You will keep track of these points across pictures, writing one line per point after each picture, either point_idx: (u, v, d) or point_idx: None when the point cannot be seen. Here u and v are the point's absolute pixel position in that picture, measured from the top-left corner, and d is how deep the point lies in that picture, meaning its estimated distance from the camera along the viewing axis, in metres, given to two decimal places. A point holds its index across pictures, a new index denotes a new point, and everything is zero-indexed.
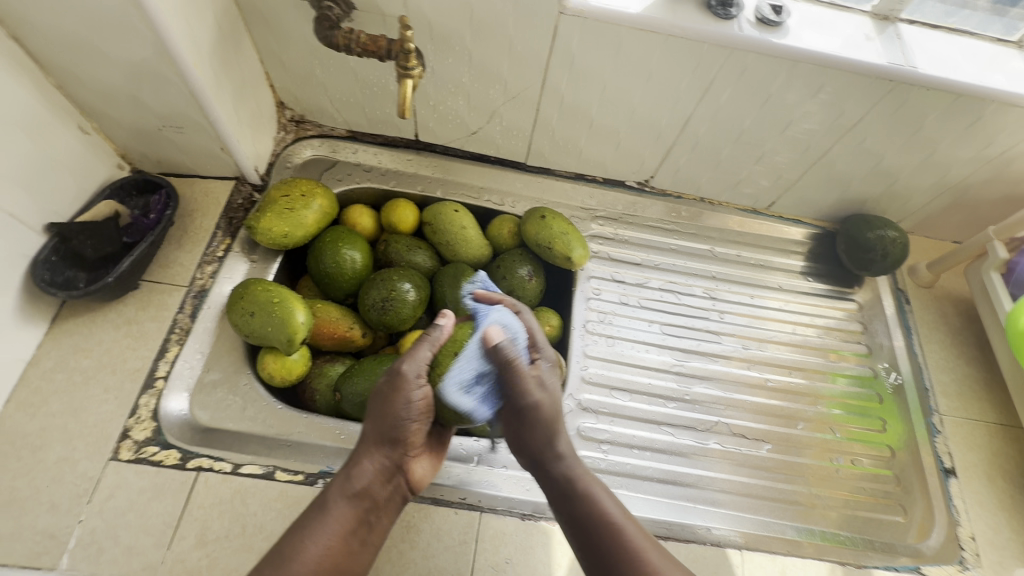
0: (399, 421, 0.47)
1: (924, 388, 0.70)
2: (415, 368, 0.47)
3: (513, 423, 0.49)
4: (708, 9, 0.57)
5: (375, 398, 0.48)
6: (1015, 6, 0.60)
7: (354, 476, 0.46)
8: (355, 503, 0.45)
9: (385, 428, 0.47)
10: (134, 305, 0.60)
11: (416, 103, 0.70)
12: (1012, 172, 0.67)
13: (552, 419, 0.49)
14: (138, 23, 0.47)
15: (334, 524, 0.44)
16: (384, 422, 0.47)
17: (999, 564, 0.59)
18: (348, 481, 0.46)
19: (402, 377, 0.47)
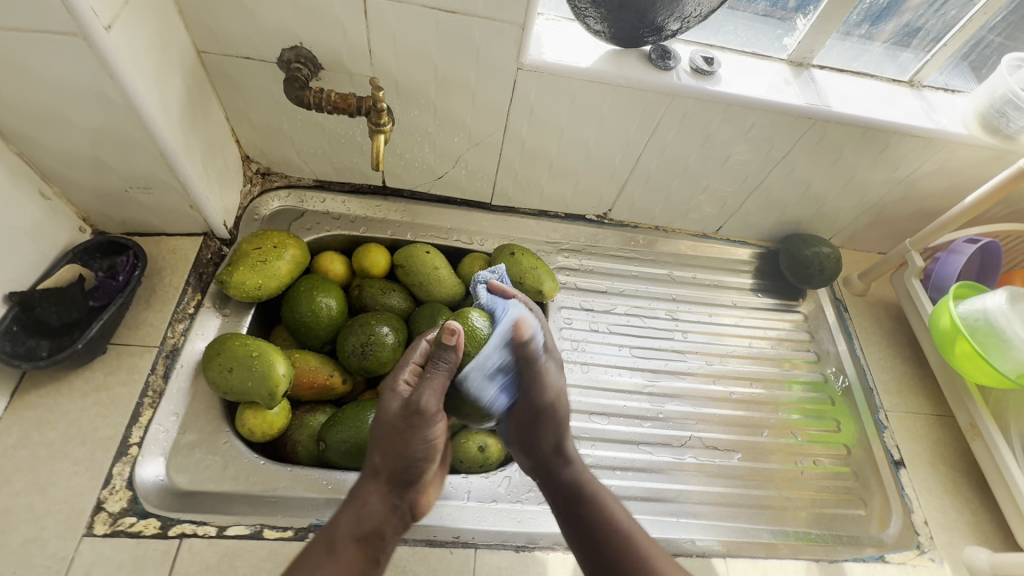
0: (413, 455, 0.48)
1: (869, 387, 0.77)
2: (431, 401, 0.46)
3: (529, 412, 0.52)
4: (649, 61, 0.64)
5: (393, 428, 0.48)
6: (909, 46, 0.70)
7: (364, 513, 0.47)
8: (371, 539, 0.46)
9: (398, 466, 0.49)
10: (102, 370, 0.58)
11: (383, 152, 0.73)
12: (919, 191, 0.76)
13: (560, 411, 0.53)
14: (110, 93, 0.48)
15: (342, 564, 0.44)
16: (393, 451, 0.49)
17: (950, 544, 0.65)
18: (367, 512, 0.47)
19: (423, 411, 0.47)
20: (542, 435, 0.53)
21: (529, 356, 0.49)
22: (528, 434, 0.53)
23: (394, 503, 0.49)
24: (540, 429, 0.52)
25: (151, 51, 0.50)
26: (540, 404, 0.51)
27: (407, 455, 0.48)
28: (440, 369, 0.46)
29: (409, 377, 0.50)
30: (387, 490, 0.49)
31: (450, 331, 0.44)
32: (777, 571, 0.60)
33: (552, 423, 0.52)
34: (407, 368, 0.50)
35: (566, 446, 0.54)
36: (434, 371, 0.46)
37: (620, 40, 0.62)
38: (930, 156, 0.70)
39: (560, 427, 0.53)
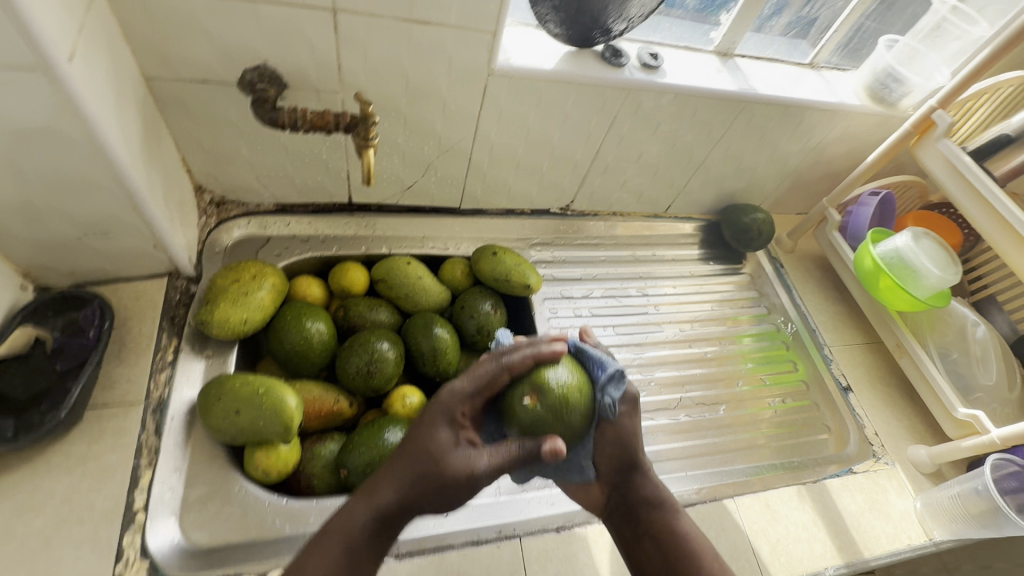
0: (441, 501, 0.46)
1: (812, 328, 0.89)
2: (486, 478, 0.46)
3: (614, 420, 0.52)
4: (603, 60, 0.69)
5: (438, 479, 0.45)
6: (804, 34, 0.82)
7: (367, 543, 0.45)
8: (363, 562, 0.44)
9: (425, 496, 0.46)
10: (83, 439, 0.53)
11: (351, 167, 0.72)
12: (826, 157, 0.89)
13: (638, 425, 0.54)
14: (71, 130, 0.44)
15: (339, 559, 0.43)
16: (434, 488, 0.46)
17: (897, 447, 0.77)
18: (362, 540, 0.44)
19: (478, 484, 0.46)
20: (632, 442, 0.53)
21: (611, 358, 0.54)
22: (619, 442, 0.53)
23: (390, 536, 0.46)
24: (626, 435, 0.53)
25: (108, 82, 0.46)
26: (630, 407, 0.53)
27: (433, 502, 0.46)
28: (515, 463, 0.45)
29: (462, 417, 0.48)
30: (383, 523, 0.45)
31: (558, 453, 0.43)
32: (776, 500, 0.68)
33: (636, 433, 0.53)
34: (464, 403, 0.48)
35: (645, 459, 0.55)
36: (508, 453, 0.45)
37: (575, 42, 0.66)
38: (834, 126, 0.83)
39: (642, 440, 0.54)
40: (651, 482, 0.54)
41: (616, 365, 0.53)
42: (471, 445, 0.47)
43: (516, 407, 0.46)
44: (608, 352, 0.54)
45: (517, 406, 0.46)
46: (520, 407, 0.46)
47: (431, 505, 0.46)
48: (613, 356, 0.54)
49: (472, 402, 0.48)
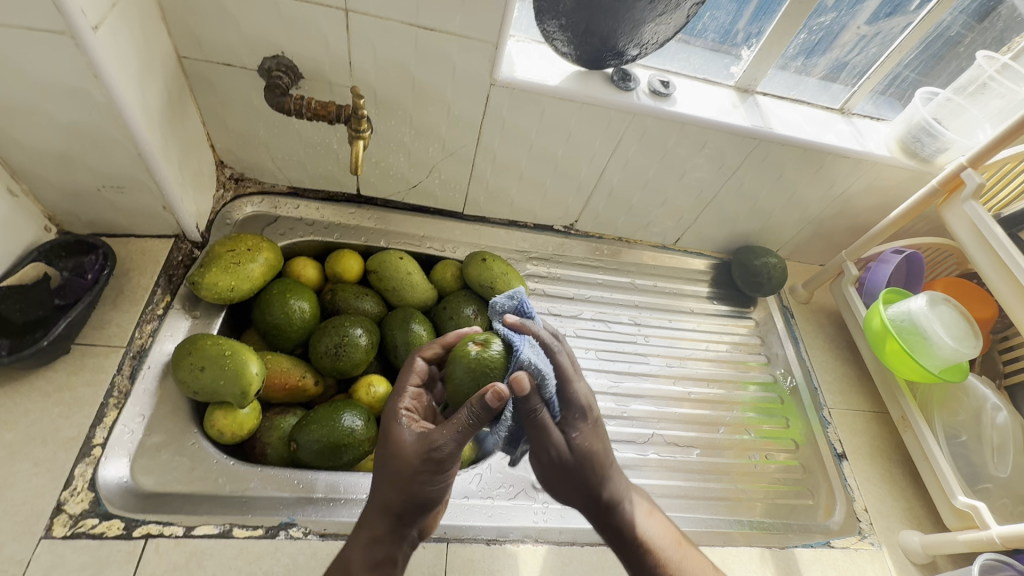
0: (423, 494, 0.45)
1: (814, 387, 0.83)
2: (449, 444, 0.44)
3: (566, 411, 0.52)
4: (611, 82, 0.69)
5: (404, 469, 0.45)
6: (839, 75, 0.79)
7: (377, 543, 0.46)
8: (382, 566, 0.46)
9: (408, 502, 0.45)
10: (65, 370, 0.58)
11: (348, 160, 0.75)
12: (852, 208, 0.85)
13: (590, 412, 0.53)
14: (92, 91, 0.50)
15: None
16: (411, 491, 0.45)
17: (887, 529, 0.70)
18: (370, 547, 0.46)
19: (443, 456, 0.44)
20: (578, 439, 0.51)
21: (556, 355, 0.52)
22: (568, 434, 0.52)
23: (403, 537, 0.47)
24: (575, 428, 0.52)
25: (134, 54, 0.52)
26: (570, 404, 0.51)
27: (416, 498, 0.45)
28: (471, 422, 0.44)
29: (408, 409, 0.49)
30: (389, 529, 0.46)
31: (499, 395, 0.42)
32: (733, 558, 0.63)
33: (585, 423, 0.52)
34: (407, 395, 0.50)
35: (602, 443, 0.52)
36: (459, 417, 0.44)
37: (584, 63, 0.67)
38: (860, 176, 0.78)
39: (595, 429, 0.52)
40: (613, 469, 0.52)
41: (559, 360, 0.52)
42: (417, 428, 0.47)
43: (451, 379, 0.49)
44: (554, 347, 0.53)
45: (455, 372, 0.49)
46: (454, 374, 0.49)
47: (417, 501, 0.46)
48: (560, 353, 0.53)
49: (412, 393, 0.51)
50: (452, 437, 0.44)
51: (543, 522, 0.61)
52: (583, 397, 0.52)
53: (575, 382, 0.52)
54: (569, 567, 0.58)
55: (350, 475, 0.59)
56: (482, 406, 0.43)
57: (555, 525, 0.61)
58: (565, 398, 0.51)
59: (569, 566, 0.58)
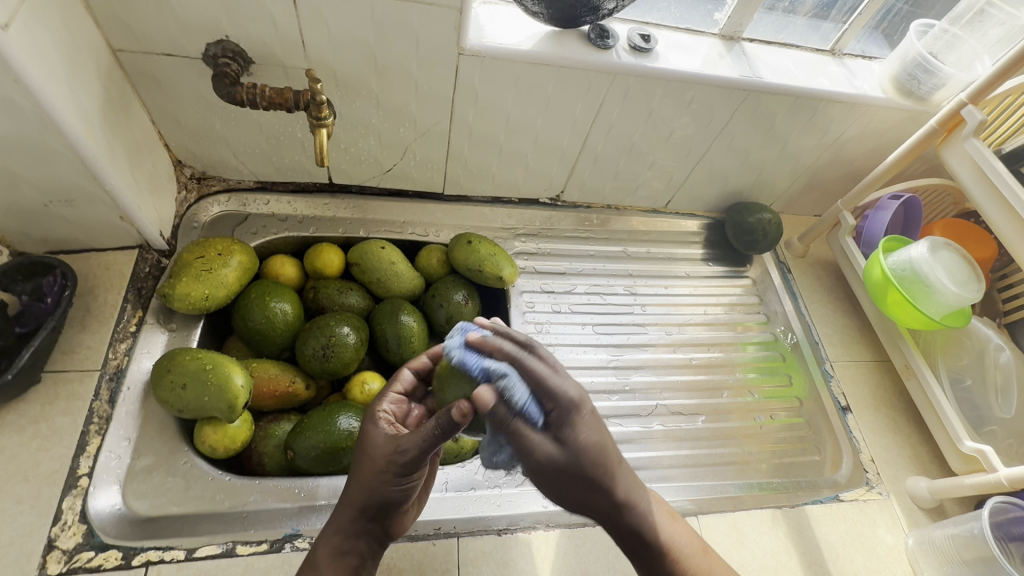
0: (381, 497, 0.44)
1: (815, 341, 0.82)
2: (415, 450, 0.42)
3: (549, 480, 0.39)
4: (588, 41, 0.64)
5: (368, 467, 0.44)
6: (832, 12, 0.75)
7: (340, 534, 0.45)
8: (347, 556, 0.46)
9: (369, 500, 0.44)
10: (38, 401, 0.55)
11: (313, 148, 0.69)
12: (846, 155, 0.81)
13: (602, 458, 0.39)
14: (16, 98, 0.45)
15: None
16: (372, 491, 0.44)
17: (895, 478, 0.71)
18: (335, 538, 0.45)
19: (407, 462, 0.42)
20: (592, 508, 0.40)
21: (505, 425, 0.38)
22: (566, 495, 0.39)
23: (371, 532, 0.47)
24: (578, 491, 0.39)
25: (57, 54, 0.47)
26: (561, 472, 0.38)
27: (378, 498, 0.44)
28: (438, 434, 0.41)
29: (387, 411, 0.47)
30: (353, 521, 0.45)
31: (464, 411, 0.39)
32: (745, 522, 0.63)
33: (592, 484, 0.39)
34: (387, 400, 0.47)
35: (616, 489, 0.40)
36: (430, 426, 0.41)
37: (558, 22, 0.62)
38: (855, 121, 0.75)
39: (608, 477, 0.40)
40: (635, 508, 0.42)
41: (514, 431, 0.38)
42: (391, 428, 0.45)
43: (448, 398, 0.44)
44: (507, 410, 0.38)
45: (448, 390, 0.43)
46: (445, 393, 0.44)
47: (377, 502, 0.44)
48: (510, 419, 0.38)
49: (393, 397, 0.48)
50: (415, 441, 0.42)
51: (553, 506, 0.60)
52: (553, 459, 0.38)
53: (539, 447, 0.38)
54: (583, 549, 0.57)
55: None
56: (450, 420, 0.40)
57: (565, 508, 0.60)
58: (534, 473, 0.39)
59: (583, 546, 0.57)
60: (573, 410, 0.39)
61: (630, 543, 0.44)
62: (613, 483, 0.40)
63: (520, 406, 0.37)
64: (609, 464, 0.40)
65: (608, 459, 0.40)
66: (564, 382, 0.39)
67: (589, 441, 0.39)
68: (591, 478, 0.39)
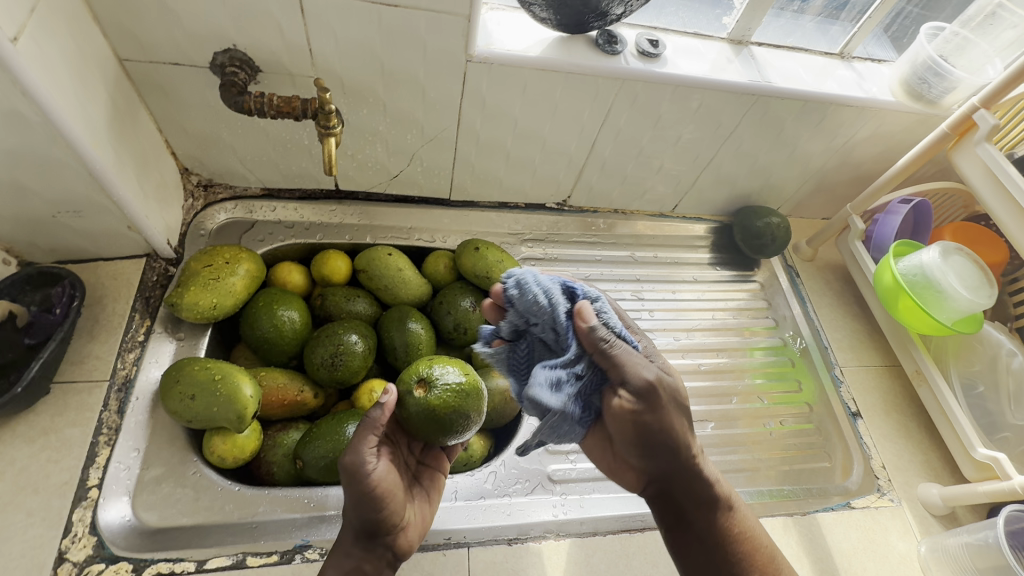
0: (360, 509, 0.45)
1: (824, 346, 0.82)
2: (360, 451, 0.45)
3: (641, 415, 0.45)
4: (597, 47, 0.64)
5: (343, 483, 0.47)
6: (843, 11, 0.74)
7: (343, 557, 0.45)
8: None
9: (357, 517, 0.46)
10: (48, 412, 0.55)
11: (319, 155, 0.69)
12: (855, 158, 0.81)
13: (678, 400, 0.48)
14: (25, 111, 0.45)
15: None
16: (354, 508, 0.46)
17: (906, 484, 0.70)
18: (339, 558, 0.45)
19: (362, 466, 0.45)
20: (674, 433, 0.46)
21: (598, 345, 0.46)
22: (647, 438, 0.46)
23: (378, 552, 0.46)
24: (656, 422, 0.46)
25: (64, 65, 0.47)
26: (648, 401, 0.45)
27: (362, 511, 0.45)
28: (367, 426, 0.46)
29: None
30: (353, 542, 0.45)
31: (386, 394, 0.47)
32: None
33: (663, 412, 0.46)
34: None
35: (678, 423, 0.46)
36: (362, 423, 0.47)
37: (567, 27, 0.61)
38: (864, 124, 0.74)
39: (685, 420, 0.48)
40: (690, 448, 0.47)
41: (607, 352, 0.45)
42: None
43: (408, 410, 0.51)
44: (603, 335, 0.46)
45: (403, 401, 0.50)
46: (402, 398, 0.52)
47: (362, 516, 0.46)
48: (606, 343, 0.46)
49: None
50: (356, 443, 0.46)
51: (562, 515, 0.60)
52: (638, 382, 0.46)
53: (632, 374, 0.46)
54: (594, 559, 0.57)
55: None
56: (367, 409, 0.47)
57: (574, 517, 0.60)
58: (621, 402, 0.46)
59: (594, 557, 0.57)
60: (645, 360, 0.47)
61: (682, 516, 0.47)
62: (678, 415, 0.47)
63: (615, 329, 0.48)
64: (683, 409, 0.48)
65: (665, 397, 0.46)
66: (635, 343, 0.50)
67: (669, 383, 0.48)
68: (658, 406, 0.46)
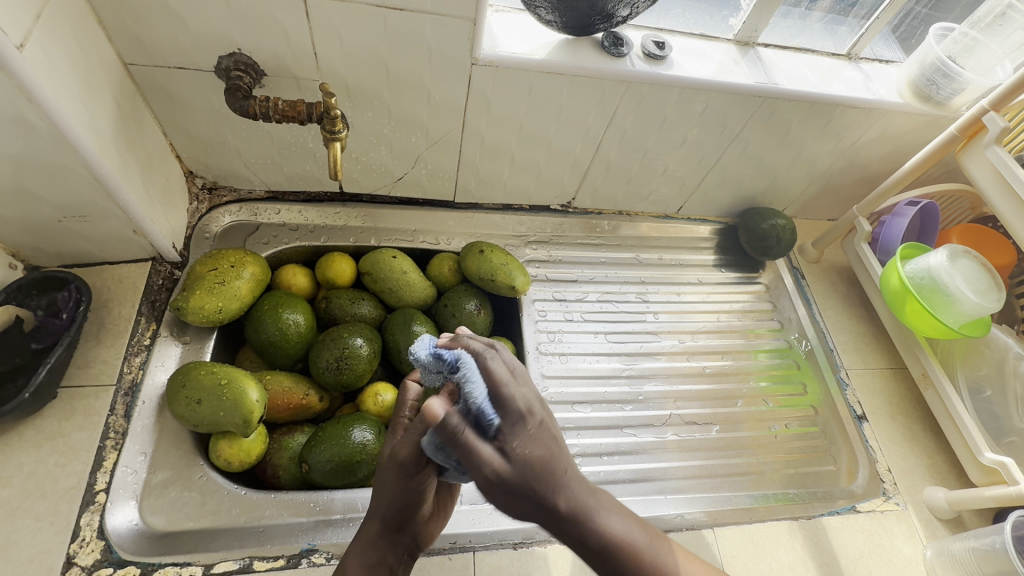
0: (392, 505, 0.44)
1: (829, 348, 0.81)
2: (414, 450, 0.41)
3: (501, 498, 0.32)
4: (602, 49, 0.63)
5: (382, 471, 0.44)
6: (852, 11, 0.73)
7: (369, 550, 0.45)
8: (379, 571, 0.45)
9: (387, 512, 0.44)
10: (55, 417, 0.55)
11: (323, 158, 0.69)
12: (862, 160, 0.80)
13: (547, 473, 0.33)
14: (31, 117, 0.45)
15: None
16: (386, 501, 0.44)
17: (912, 488, 0.70)
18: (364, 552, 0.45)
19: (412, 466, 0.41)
20: (526, 511, 0.33)
21: (457, 439, 0.31)
22: (509, 513, 0.33)
23: (398, 544, 0.46)
24: (519, 510, 0.34)
25: (70, 71, 0.47)
26: (490, 491, 0.32)
27: (397, 510, 0.44)
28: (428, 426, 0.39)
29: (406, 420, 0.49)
30: (379, 535, 0.45)
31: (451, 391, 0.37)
32: (760, 535, 0.62)
33: (533, 495, 0.33)
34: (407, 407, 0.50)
35: (560, 503, 0.34)
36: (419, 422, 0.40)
37: (572, 30, 0.61)
38: (872, 126, 0.74)
39: (554, 493, 0.34)
40: (586, 518, 0.35)
41: (465, 445, 0.31)
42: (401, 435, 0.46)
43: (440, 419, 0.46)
44: (480, 408, 0.32)
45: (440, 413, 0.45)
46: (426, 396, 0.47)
47: (393, 515, 0.44)
48: (465, 433, 0.31)
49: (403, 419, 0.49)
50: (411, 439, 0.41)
51: None
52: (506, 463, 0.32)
53: (488, 461, 0.31)
54: None
55: (367, 491, 0.57)
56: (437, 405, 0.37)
57: None
58: (484, 491, 0.32)
59: None
60: (522, 419, 0.33)
61: (592, 563, 0.36)
62: (558, 495, 0.34)
63: (477, 403, 0.32)
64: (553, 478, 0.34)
65: (556, 465, 0.34)
66: (513, 391, 0.34)
67: (536, 450, 0.33)
68: (544, 486, 0.33)
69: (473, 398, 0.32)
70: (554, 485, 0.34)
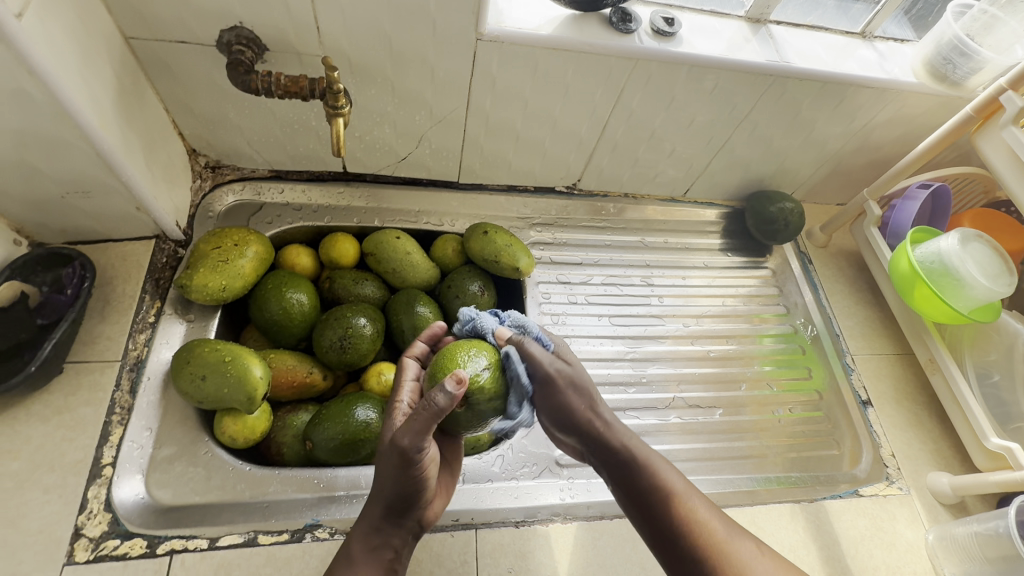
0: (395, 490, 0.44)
1: (835, 334, 0.81)
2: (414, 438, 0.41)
3: (547, 396, 0.48)
4: (610, 25, 0.62)
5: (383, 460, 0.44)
6: None
7: (373, 531, 0.46)
8: (383, 552, 0.46)
9: (392, 495, 0.45)
10: (61, 392, 0.56)
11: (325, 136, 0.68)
12: (873, 142, 0.79)
13: (582, 385, 0.49)
14: (31, 88, 0.44)
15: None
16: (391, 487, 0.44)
17: (915, 473, 0.70)
18: (367, 531, 0.46)
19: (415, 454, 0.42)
20: (571, 410, 0.48)
21: (523, 351, 0.47)
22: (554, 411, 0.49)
23: (404, 526, 0.47)
24: (565, 407, 0.49)
25: (70, 42, 0.46)
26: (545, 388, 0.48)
27: (401, 493, 0.44)
28: (429, 413, 0.40)
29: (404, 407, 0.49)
30: (383, 517, 0.45)
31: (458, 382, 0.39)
32: (762, 516, 0.63)
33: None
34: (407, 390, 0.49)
35: (602, 416, 0.49)
36: (418, 412, 0.40)
37: (579, 5, 0.59)
38: (884, 106, 0.72)
39: (591, 398, 0.49)
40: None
41: (528, 352, 0.47)
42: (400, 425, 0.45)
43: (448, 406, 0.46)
44: (523, 339, 0.49)
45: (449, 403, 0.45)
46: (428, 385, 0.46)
47: (399, 499, 0.45)
48: (526, 346, 0.48)
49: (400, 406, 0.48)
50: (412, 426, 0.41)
51: (570, 498, 0.60)
52: (576, 379, 0.49)
53: (547, 367, 0.48)
54: (601, 542, 0.57)
55: (370, 469, 0.58)
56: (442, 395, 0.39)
57: (582, 501, 0.60)
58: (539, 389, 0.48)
59: (601, 540, 0.57)
60: (567, 357, 0.51)
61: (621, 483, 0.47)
62: (596, 410, 0.49)
63: (531, 334, 0.51)
64: (585, 393, 0.49)
65: (593, 393, 0.49)
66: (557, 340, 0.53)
67: (570, 369, 0.49)
68: (581, 396, 0.49)
69: (528, 334, 0.51)
70: (596, 402, 0.49)
